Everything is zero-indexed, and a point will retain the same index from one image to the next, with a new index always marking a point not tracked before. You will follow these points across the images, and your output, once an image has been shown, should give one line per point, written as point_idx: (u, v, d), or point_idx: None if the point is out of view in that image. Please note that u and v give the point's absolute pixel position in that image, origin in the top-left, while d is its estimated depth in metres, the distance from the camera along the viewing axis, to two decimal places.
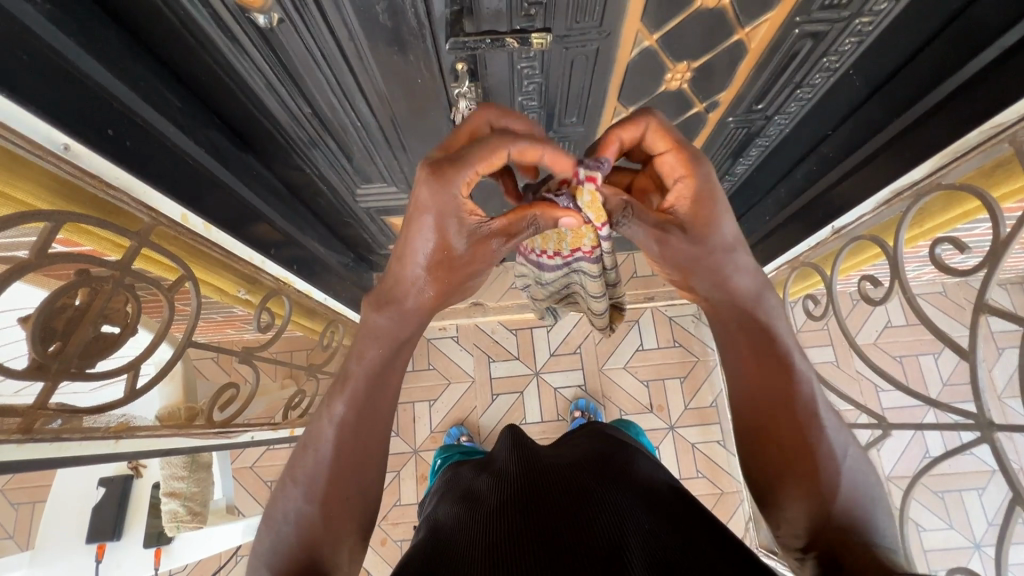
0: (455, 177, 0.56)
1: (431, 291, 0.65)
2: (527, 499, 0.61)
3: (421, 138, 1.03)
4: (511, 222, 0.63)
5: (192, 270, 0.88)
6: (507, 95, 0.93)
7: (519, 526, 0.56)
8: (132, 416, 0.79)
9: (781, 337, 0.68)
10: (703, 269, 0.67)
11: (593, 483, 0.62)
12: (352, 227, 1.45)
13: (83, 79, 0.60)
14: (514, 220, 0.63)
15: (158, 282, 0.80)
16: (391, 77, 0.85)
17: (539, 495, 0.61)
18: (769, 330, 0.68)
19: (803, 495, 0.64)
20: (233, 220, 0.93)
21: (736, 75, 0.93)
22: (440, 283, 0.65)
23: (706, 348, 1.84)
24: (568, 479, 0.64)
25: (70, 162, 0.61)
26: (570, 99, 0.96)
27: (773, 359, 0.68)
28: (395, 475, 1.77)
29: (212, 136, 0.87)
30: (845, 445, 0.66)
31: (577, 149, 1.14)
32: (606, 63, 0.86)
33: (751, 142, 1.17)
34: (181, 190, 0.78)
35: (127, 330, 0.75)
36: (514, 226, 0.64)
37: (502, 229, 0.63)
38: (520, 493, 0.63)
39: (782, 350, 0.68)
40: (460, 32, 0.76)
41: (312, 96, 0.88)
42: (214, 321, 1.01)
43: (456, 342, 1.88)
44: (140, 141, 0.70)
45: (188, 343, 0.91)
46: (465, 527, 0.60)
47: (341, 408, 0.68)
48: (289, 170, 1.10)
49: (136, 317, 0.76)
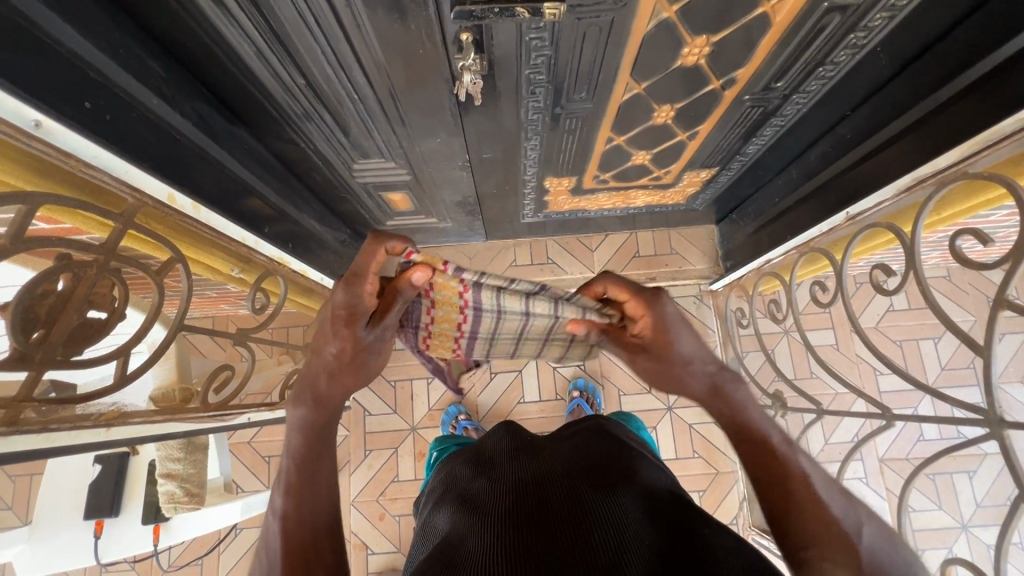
0: (349, 288, 0.63)
1: (343, 380, 0.73)
2: (526, 504, 0.60)
3: (422, 113, 0.98)
4: (383, 305, 0.69)
5: (180, 250, 0.83)
6: (515, 69, 0.88)
7: (519, 531, 0.56)
8: (126, 402, 0.78)
9: (764, 431, 0.74)
10: (672, 358, 0.80)
11: (590, 487, 0.62)
12: (347, 203, 1.40)
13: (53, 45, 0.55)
14: (387, 302, 0.69)
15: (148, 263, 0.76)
16: (394, 49, 0.80)
17: (536, 500, 0.61)
18: (747, 419, 0.76)
19: (846, 564, 0.59)
20: (221, 197, 0.89)
21: (757, 51, 0.88)
22: (341, 366, 0.72)
23: (707, 330, 1.84)
24: (565, 484, 0.63)
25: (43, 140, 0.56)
26: (579, 73, 0.90)
27: (765, 444, 0.72)
28: (393, 451, 1.77)
29: (199, 106, 0.83)
30: (856, 514, 0.66)
31: (585, 126, 1.09)
32: (620, 35, 0.81)
33: (765, 123, 1.12)
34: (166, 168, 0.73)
35: (115, 314, 0.72)
36: (397, 306, 0.70)
37: (380, 311, 0.69)
38: (519, 499, 0.63)
39: (768, 437, 0.73)
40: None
41: (308, 67, 0.83)
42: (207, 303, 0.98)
43: None
44: (122, 114, 0.66)
45: (181, 325, 0.87)
46: (463, 531, 0.59)
47: (280, 500, 0.68)
48: (281, 143, 1.05)
49: (123, 299, 0.73)
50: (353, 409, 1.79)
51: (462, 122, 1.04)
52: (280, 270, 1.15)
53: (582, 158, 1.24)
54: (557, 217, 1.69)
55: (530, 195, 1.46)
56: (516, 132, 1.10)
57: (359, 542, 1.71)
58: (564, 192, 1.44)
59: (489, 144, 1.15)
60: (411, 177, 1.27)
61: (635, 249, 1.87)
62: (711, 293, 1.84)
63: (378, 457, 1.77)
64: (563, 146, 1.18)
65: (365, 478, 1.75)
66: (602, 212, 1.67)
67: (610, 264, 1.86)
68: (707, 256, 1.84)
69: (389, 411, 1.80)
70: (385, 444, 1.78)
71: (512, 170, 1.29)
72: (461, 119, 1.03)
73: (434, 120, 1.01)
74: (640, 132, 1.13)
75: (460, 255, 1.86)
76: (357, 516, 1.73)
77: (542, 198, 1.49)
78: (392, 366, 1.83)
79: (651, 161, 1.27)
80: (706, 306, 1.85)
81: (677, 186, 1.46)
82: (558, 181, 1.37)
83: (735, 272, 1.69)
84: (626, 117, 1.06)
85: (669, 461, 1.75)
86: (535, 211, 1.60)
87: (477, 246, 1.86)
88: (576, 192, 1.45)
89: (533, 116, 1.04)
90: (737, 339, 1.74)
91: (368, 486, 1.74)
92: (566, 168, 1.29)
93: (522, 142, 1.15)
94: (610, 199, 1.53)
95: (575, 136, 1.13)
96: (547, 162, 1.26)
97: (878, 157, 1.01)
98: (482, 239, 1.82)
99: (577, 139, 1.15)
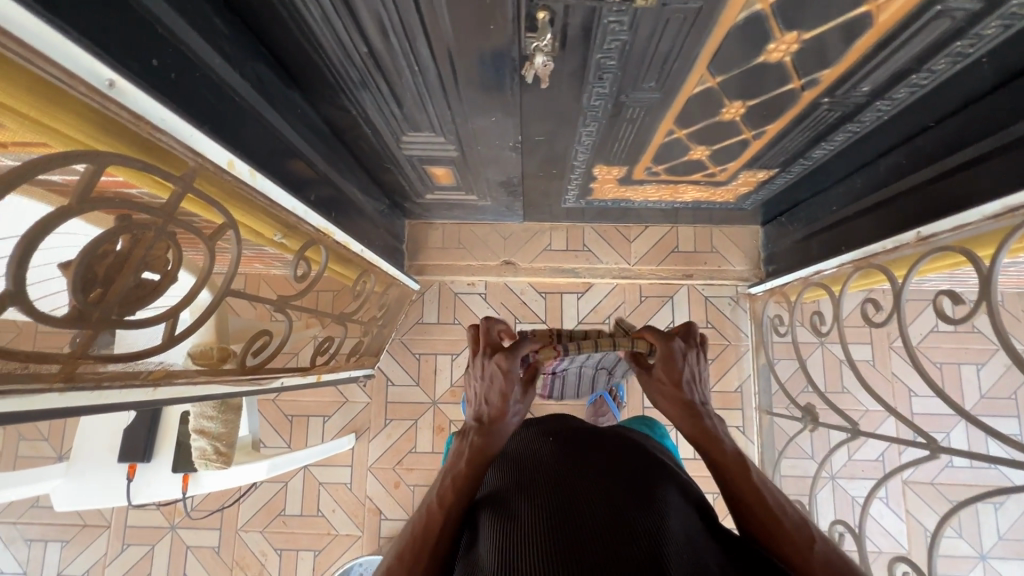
0: None
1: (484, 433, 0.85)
2: (565, 514, 0.64)
3: (483, 90, 0.94)
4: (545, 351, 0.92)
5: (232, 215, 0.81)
6: (586, 51, 0.83)
7: (559, 544, 0.59)
8: (171, 362, 0.78)
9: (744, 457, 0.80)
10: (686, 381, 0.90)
11: (629, 502, 0.65)
12: (390, 173, 1.38)
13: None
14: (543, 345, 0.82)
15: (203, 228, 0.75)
16: (465, 22, 0.76)
17: (576, 510, 0.64)
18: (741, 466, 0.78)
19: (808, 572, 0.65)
20: (269, 161, 0.87)
21: (848, 52, 0.81)
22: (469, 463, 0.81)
23: (740, 333, 1.79)
24: (604, 496, 0.66)
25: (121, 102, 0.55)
26: (652, 62, 0.85)
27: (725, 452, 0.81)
28: (412, 423, 1.80)
29: (257, 66, 0.81)
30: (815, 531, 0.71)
31: (647, 116, 1.04)
32: (704, 26, 0.75)
33: (838, 128, 1.05)
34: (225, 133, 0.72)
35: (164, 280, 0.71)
36: None
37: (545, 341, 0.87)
38: (557, 507, 0.65)
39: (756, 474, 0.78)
40: None
41: (374, 33, 0.79)
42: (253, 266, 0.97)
43: (484, 300, 1.85)
44: (184, 72, 0.65)
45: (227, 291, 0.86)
46: (506, 538, 0.62)
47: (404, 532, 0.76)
48: (333, 106, 1.02)
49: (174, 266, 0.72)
50: (376, 378, 1.81)
51: (520, 102, 1.00)
52: (321, 240, 1.13)
53: (638, 148, 1.19)
54: (599, 204, 1.65)
55: (575, 181, 1.42)
56: (573, 116, 1.06)
57: (373, 506, 1.76)
58: (611, 180, 1.39)
59: (545, 126, 1.10)
60: (458, 152, 1.23)
61: (673, 244, 1.82)
62: (748, 296, 1.79)
63: (398, 427, 1.80)
64: (620, 135, 1.13)
65: (383, 446, 1.78)
66: (646, 203, 1.62)
67: (646, 257, 1.82)
68: (748, 257, 1.78)
69: (412, 383, 1.81)
70: (405, 415, 1.80)
71: (562, 154, 1.25)
72: (522, 98, 0.98)
73: (494, 97, 0.97)
74: (704, 126, 1.07)
75: (493, 233, 1.83)
76: (372, 482, 1.77)
77: (587, 184, 1.44)
78: (418, 339, 1.83)
79: (709, 157, 1.22)
80: (742, 309, 1.80)
81: (728, 185, 1.40)
82: (607, 169, 1.32)
83: (778, 277, 1.64)
84: (692, 110, 1.00)
85: (686, 461, 1.74)
86: (578, 197, 1.56)
87: (512, 226, 1.83)
88: (625, 181, 1.40)
89: (595, 101, 0.99)
90: (771, 345, 1.69)
91: (385, 454, 1.77)
92: (618, 157, 1.25)
93: (578, 127, 1.10)
94: (658, 191, 1.47)
95: (634, 125, 1.08)
96: (600, 149, 1.20)
97: (961, 176, 0.94)
98: (518, 220, 1.79)
99: (636, 129, 1.10)
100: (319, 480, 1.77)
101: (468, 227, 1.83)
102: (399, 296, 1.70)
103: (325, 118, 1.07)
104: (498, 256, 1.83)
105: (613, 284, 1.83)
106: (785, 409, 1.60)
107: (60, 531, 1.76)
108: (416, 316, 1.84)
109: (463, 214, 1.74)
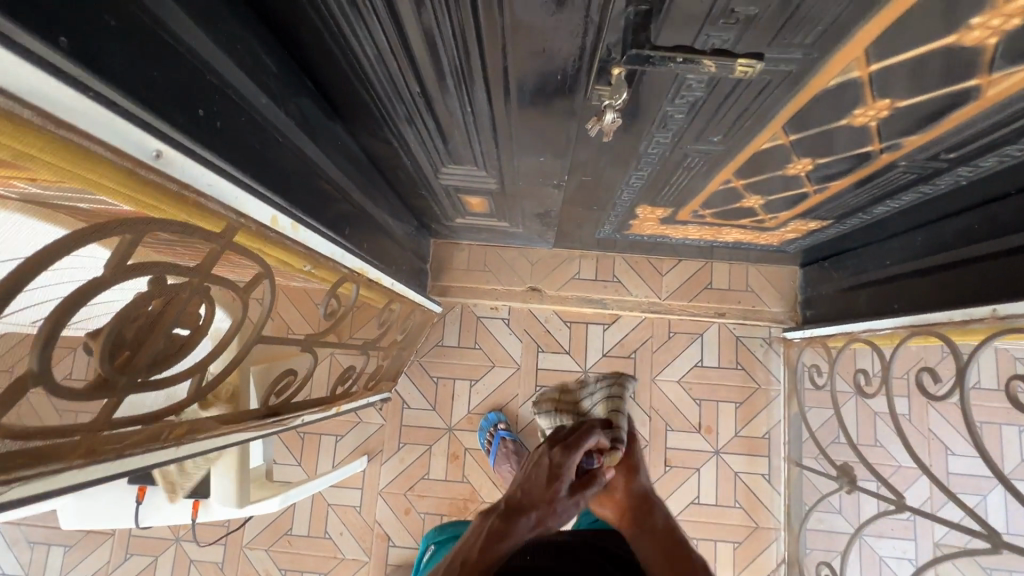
0: None
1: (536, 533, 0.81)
2: None
3: (537, 132, 0.89)
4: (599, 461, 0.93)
5: (269, 264, 0.75)
6: (656, 104, 0.77)
7: None
8: (194, 415, 0.73)
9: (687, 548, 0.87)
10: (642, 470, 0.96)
11: None
12: (422, 199, 1.33)
13: (161, 47, 0.48)
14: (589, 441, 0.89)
15: (235, 286, 0.69)
16: (531, 72, 0.71)
17: None
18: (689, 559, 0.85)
19: None
20: (310, 200, 0.82)
21: (942, 121, 0.75)
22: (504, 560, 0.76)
23: (771, 377, 1.72)
24: None
25: (162, 171, 0.50)
26: (723, 118, 0.79)
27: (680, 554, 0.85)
28: (426, 448, 1.75)
29: (303, 103, 0.76)
30: None
31: (705, 166, 0.98)
32: (790, 89, 0.69)
33: (909, 188, 0.99)
34: (269, 181, 0.67)
35: (194, 332, 0.65)
36: None
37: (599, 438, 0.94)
38: None
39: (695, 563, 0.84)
40: (643, 43, 0.59)
41: (430, 74, 0.74)
42: (289, 302, 0.91)
43: (507, 325, 1.79)
44: (231, 121, 0.60)
45: (255, 337, 0.80)
46: None
47: None
48: (373, 137, 0.97)
49: (204, 323, 0.66)
50: (392, 400, 1.76)
51: (573, 145, 0.94)
52: (357, 277, 1.08)
53: (688, 193, 1.13)
54: (634, 237, 1.58)
55: (614, 216, 1.36)
56: (626, 161, 1.00)
57: (381, 532, 1.71)
58: (653, 219, 1.33)
59: (594, 168, 1.05)
60: (497, 185, 1.18)
61: (707, 279, 1.75)
62: (782, 339, 1.72)
63: (411, 451, 1.75)
64: (672, 180, 1.07)
65: (395, 471, 1.73)
66: (684, 240, 1.56)
67: (678, 291, 1.75)
68: (785, 298, 1.71)
69: (428, 407, 1.76)
70: (419, 440, 1.75)
71: (607, 193, 1.19)
72: (575, 143, 0.92)
73: (547, 139, 0.91)
74: (764, 178, 1.01)
75: (521, 257, 1.78)
76: (382, 507, 1.72)
77: (626, 220, 1.38)
78: (437, 362, 1.78)
79: (762, 205, 1.15)
80: (775, 352, 1.73)
81: (776, 230, 1.34)
82: (651, 209, 1.26)
83: (817, 325, 1.57)
84: (756, 163, 0.94)
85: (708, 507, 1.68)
86: (614, 230, 1.50)
87: (540, 251, 1.77)
88: (667, 220, 1.34)
89: (653, 149, 0.93)
90: (805, 394, 1.62)
91: (397, 479, 1.73)
92: (665, 199, 1.18)
93: (629, 170, 1.04)
94: (699, 231, 1.41)
95: (690, 173, 1.02)
96: (648, 191, 1.14)
97: None
98: (548, 245, 1.73)
99: (691, 176, 1.03)
100: (328, 501, 1.73)
101: (495, 250, 1.78)
102: (421, 319, 1.65)
103: (364, 146, 1.02)
104: (524, 282, 1.78)
105: (641, 318, 1.77)
106: (817, 463, 1.54)
107: (65, 536, 1.73)
108: (436, 338, 1.79)
109: (491, 237, 1.69)
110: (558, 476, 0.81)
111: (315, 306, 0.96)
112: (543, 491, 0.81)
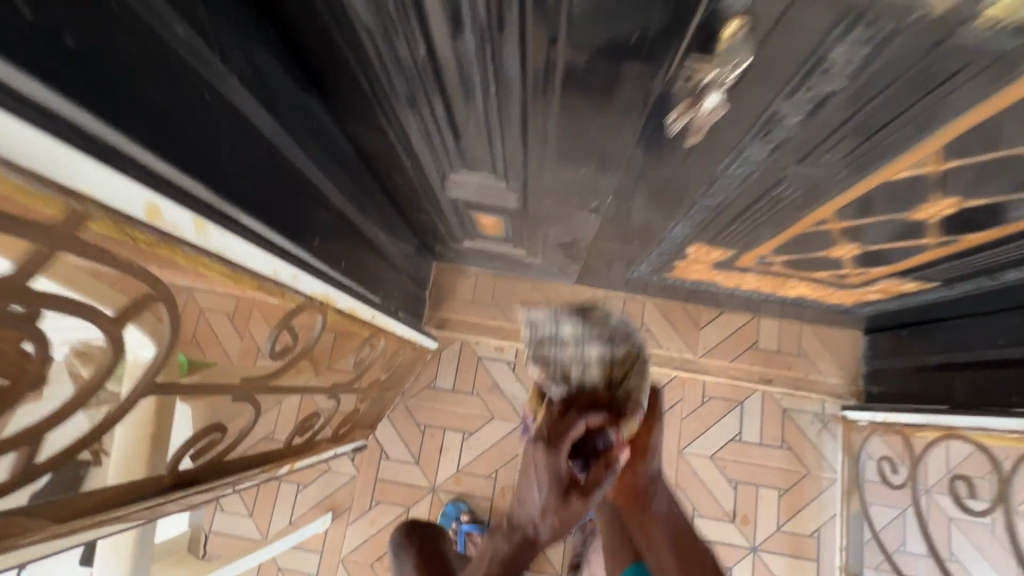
0: None
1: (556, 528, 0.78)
2: None
3: (580, 133, 0.65)
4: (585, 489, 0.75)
5: (171, 283, 0.50)
6: (761, 104, 0.52)
7: None
8: (23, 508, 0.46)
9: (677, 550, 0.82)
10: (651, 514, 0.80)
11: None
12: (424, 213, 1.09)
13: None
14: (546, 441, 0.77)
15: (118, 276, 0.43)
16: (586, 36, 0.47)
17: None
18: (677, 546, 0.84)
19: None
20: (253, 197, 0.58)
21: None
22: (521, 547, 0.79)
23: (824, 462, 1.44)
24: None
25: None
26: (855, 131, 0.55)
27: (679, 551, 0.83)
28: (403, 511, 1.46)
29: (248, 52, 0.53)
30: None
31: (799, 200, 0.73)
32: (992, 84, 0.44)
33: None
34: (166, 154, 0.43)
35: (29, 371, 0.40)
36: None
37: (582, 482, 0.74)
38: None
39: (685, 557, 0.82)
40: None
41: (440, 26, 0.51)
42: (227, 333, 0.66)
43: (512, 371, 1.52)
44: (87, 42, 0.35)
45: (148, 388, 0.53)
46: None
47: None
48: (363, 122, 0.74)
49: (56, 344, 0.41)
50: (369, 448, 1.48)
51: (624, 157, 0.69)
52: (321, 314, 0.82)
53: (762, 233, 0.88)
54: (672, 281, 1.33)
55: (656, 255, 1.11)
56: (692, 187, 0.75)
57: None
58: (704, 262, 1.08)
59: (645, 192, 0.80)
60: (518, 204, 0.94)
61: (753, 338, 1.48)
62: (839, 418, 1.44)
63: (386, 512, 1.46)
64: (747, 216, 0.82)
65: (363, 535, 1.44)
66: (732, 290, 1.30)
67: (718, 349, 1.48)
68: (845, 369, 1.44)
69: (410, 460, 1.48)
70: (396, 500, 1.46)
71: (655, 227, 0.94)
72: (631, 154, 0.68)
73: (594, 144, 0.67)
74: (874, 222, 0.76)
75: (535, 292, 1.52)
76: None
77: (670, 260, 1.13)
78: (426, 406, 1.51)
79: (854, 256, 0.90)
80: (829, 432, 1.45)
81: (856, 289, 1.08)
82: (706, 249, 1.01)
83: (890, 407, 1.29)
84: (873, 201, 0.69)
85: None
86: (651, 270, 1.25)
87: (559, 287, 1.52)
88: (721, 265, 1.09)
89: (733, 171, 0.68)
90: (869, 491, 1.33)
91: (364, 546, 1.43)
92: (728, 238, 0.93)
93: (693, 199, 0.79)
94: (758, 281, 1.15)
95: (774, 208, 0.76)
96: (708, 227, 0.90)
97: None
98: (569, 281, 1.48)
99: (775, 211, 0.78)
100: (279, 565, 1.43)
101: (506, 282, 1.53)
102: (412, 356, 1.39)
103: (350, 135, 0.78)
104: None
105: (671, 376, 1.50)
106: None
107: None
108: (428, 378, 1.52)
109: (503, 266, 1.44)
110: (559, 440, 0.75)
111: (256, 347, 0.69)
112: (554, 486, 0.74)
